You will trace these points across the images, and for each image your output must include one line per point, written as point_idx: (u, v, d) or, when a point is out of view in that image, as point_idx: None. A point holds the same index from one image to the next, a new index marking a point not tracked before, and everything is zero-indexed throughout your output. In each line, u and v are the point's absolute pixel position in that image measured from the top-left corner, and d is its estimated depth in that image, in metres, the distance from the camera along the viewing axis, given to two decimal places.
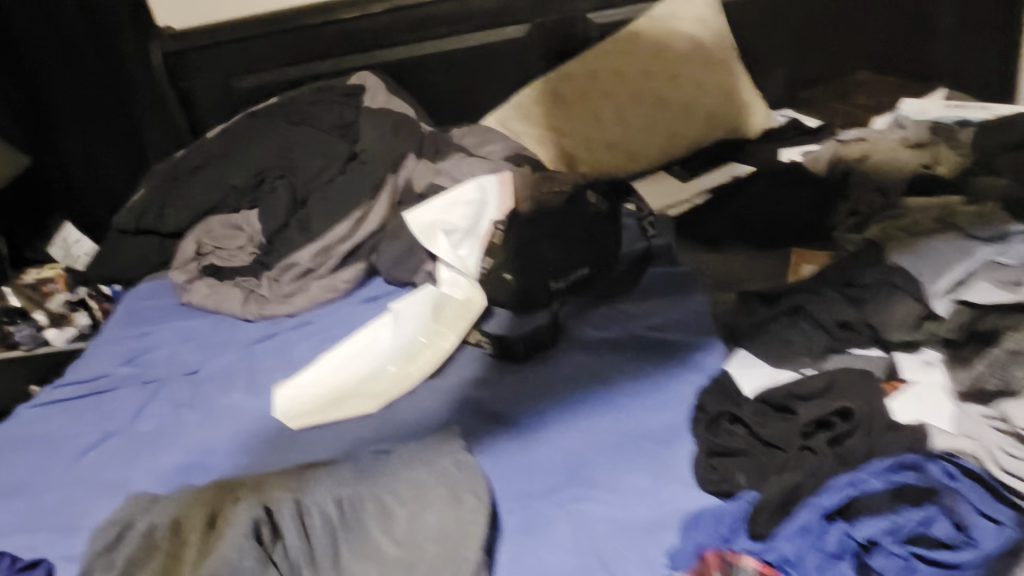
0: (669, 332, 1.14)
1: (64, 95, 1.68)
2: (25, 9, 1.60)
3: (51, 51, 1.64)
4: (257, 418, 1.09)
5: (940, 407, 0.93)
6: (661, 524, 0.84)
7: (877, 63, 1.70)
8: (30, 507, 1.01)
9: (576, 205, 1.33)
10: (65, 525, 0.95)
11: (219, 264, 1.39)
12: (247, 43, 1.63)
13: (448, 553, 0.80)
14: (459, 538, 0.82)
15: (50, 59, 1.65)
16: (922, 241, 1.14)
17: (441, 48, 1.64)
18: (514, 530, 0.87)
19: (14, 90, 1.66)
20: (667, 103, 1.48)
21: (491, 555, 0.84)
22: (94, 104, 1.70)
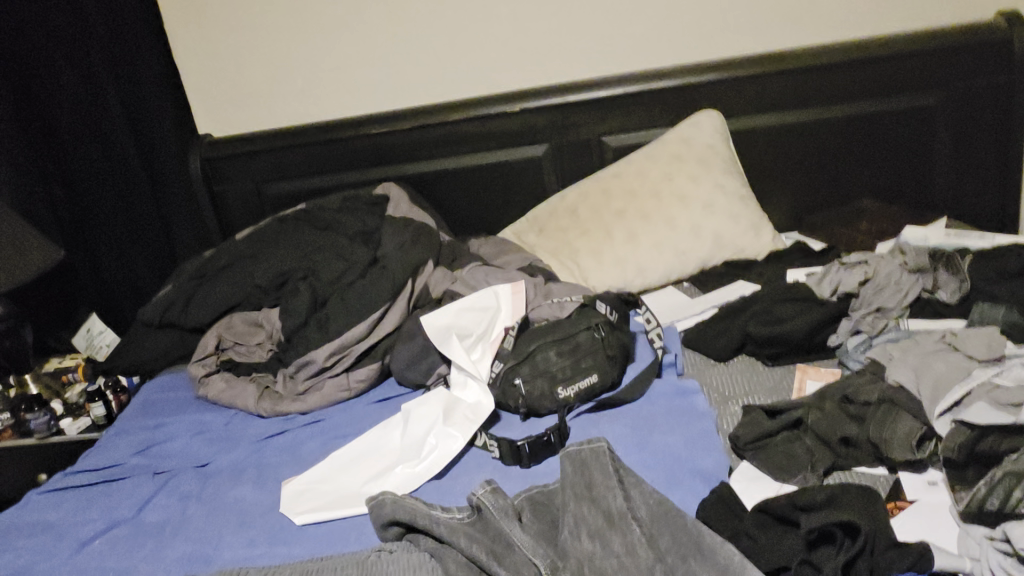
0: (672, 427, 1.14)
1: (92, 171, 1.79)
2: (71, 83, 1.73)
3: (85, 130, 1.77)
4: (262, 509, 1.16)
5: (944, 526, 0.89)
6: None
7: (878, 191, 1.84)
8: None
9: (586, 313, 1.37)
10: None
11: (237, 359, 1.54)
12: (280, 154, 1.91)
13: None
14: None
15: (82, 138, 1.77)
16: (922, 357, 1.11)
17: (461, 164, 1.87)
18: None
19: (48, 160, 1.73)
20: (674, 223, 1.66)
21: None
22: (122, 185, 1.84)
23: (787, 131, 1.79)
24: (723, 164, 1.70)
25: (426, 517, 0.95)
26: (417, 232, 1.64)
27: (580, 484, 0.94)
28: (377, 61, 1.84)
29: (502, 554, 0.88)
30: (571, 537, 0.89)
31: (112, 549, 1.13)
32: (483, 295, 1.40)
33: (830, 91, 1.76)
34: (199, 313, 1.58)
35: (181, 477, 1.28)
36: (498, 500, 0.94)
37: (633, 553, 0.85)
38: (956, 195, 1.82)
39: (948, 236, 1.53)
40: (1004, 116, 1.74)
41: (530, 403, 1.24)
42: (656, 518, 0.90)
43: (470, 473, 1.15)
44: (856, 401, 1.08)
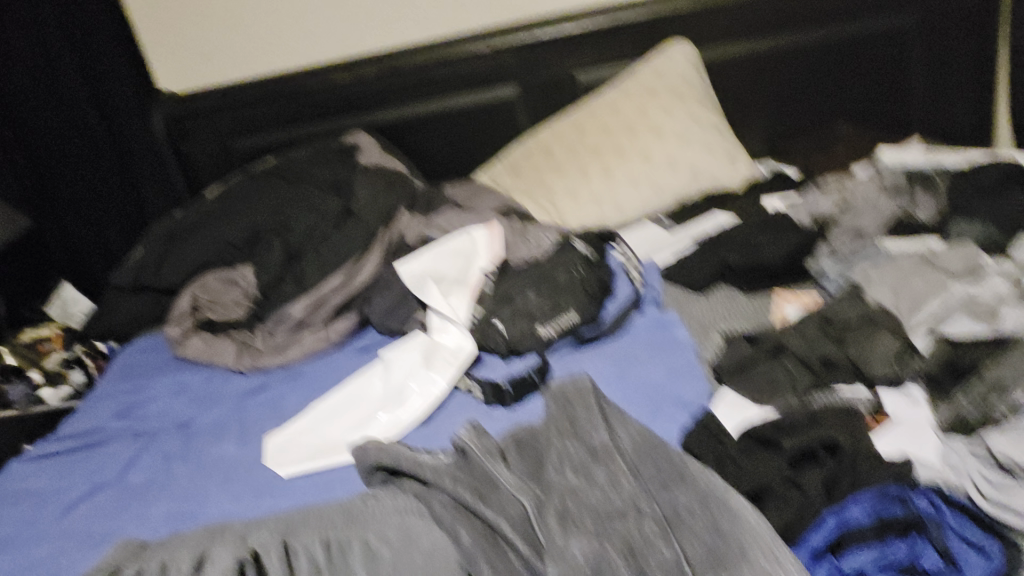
0: (654, 359, 1.14)
1: (53, 139, 1.75)
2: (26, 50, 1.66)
3: (43, 98, 1.71)
4: (247, 465, 1.16)
5: (925, 441, 0.88)
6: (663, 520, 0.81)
7: (853, 114, 1.82)
8: (17, 561, 1.06)
9: (563, 252, 1.36)
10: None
11: (215, 319, 1.50)
12: (245, 107, 1.86)
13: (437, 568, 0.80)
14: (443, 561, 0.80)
15: (40, 105, 1.71)
16: (900, 277, 1.11)
17: (431, 108, 1.83)
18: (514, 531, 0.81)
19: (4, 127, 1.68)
20: (650, 157, 1.64)
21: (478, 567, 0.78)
22: (87, 152, 1.79)
23: (760, 59, 1.76)
24: (697, 97, 1.69)
25: (410, 460, 0.94)
26: (389, 179, 1.61)
27: (562, 421, 0.94)
28: (338, 8, 1.79)
29: (487, 493, 0.87)
30: (554, 472, 0.87)
31: (97, 512, 1.12)
32: (459, 240, 1.40)
33: (803, 16, 1.72)
34: (171, 275, 1.55)
35: (164, 437, 1.27)
36: (482, 441, 0.94)
37: (617, 484, 0.84)
38: (932, 115, 1.81)
39: (924, 156, 1.52)
40: (978, 34, 1.72)
41: (511, 343, 1.23)
42: (640, 449, 0.89)
43: (453, 416, 1.15)
44: (835, 323, 1.08)
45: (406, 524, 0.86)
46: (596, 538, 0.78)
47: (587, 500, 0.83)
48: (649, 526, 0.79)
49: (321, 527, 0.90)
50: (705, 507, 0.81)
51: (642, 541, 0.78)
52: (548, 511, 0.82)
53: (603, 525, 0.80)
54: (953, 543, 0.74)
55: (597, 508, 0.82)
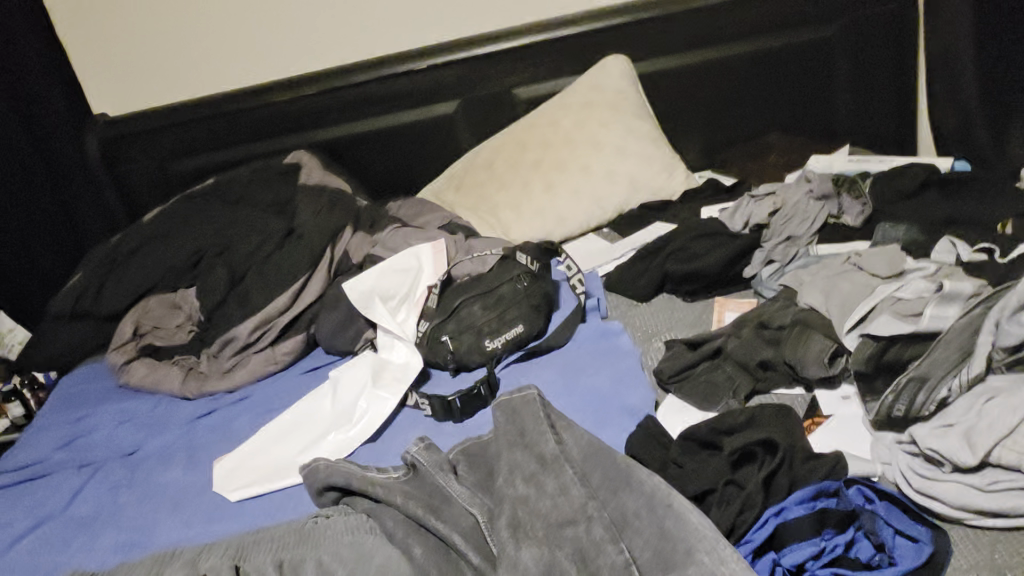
0: (598, 367, 1.17)
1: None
2: None
3: None
4: (196, 490, 1.15)
5: (858, 438, 0.93)
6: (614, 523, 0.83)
7: (784, 123, 1.89)
8: None
9: (506, 265, 1.37)
10: None
11: (159, 343, 1.49)
12: (183, 128, 1.84)
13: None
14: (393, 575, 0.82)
15: None
16: (830, 279, 1.16)
17: (374, 126, 1.84)
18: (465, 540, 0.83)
19: None
20: (590, 169, 1.67)
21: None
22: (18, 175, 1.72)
23: (692, 72, 1.81)
24: (634, 109, 1.71)
25: (361, 478, 0.94)
26: (332, 198, 1.62)
27: (512, 432, 0.95)
28: (276, 31, 1.78)
29: (440, 507, 0.89)
30: (505, 483, 0.88)
31: (41, 546, 1.10)
32: (403, 257, 1.38)
33: (732, 29, 1.78)
34: (112, 300, 1.53)
35: (110, 467, 1.25)
36: (432, 455, 0.95)
37: (567, 491, 0.85)
38: (858, 122, 1.88)
39: (851, 162, 1.59)
40: (897, 43, 1.79)
41: (459, 357, 1.24)
42: (587, 456, 0.91)
43: (403, 433, 1.16)
44: (770, 327, 1.11)
45: (358, 541, 0.87)
46: (547, 546, 0.80)
47: (538, 510, 0.84)
48: (598, 532, 0.80)
49: (272, 548, 0.90)
50: (651, 511, 0.83)
51: (593, 548, 0.79)
52: (500, 521, 0.84)
53: (554, 534, 0.81)
54: (886, 535, 0.78)
55: (548, 517, 0.83)
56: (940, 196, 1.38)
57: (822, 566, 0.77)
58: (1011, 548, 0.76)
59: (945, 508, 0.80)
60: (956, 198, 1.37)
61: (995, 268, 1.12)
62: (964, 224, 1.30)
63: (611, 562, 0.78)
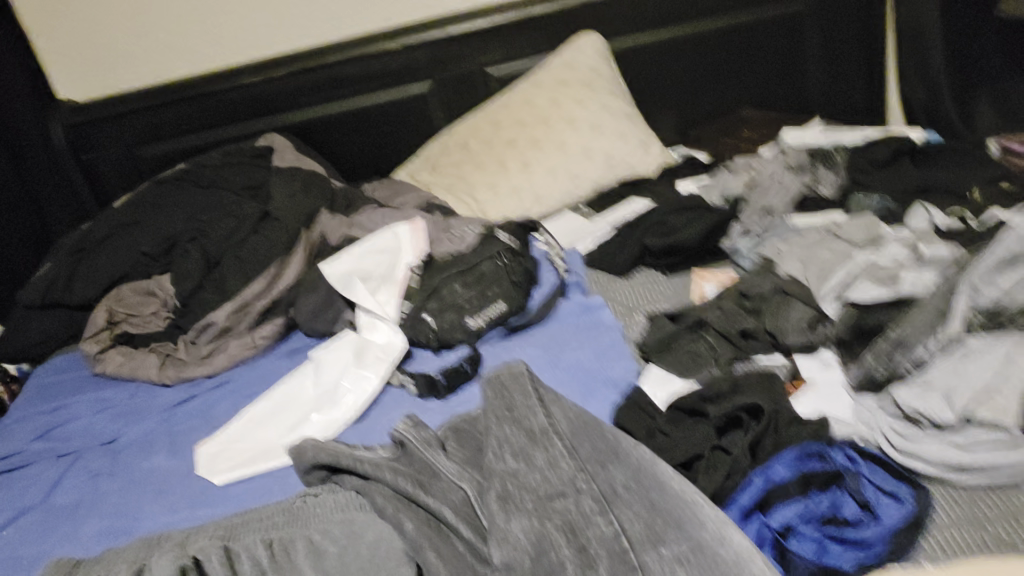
0: (582, 341, 1.17)
1: None
2: None
3: None
4: (179, 476, 1.14)
5: (840, 400, 0.93)
6: (603, 498, 0.82)
7: (757, 98, 1.90)
8: None
9: (488, 243, 1.37)
10: None
11: (133, 331, 1.47)
12: (150, 113, 1.81)
13: (371, 557, 0.82)
14: (384, 553, 0.82)
15: None
16: (808, 248, 1.17)
17: (346, 107, 1.82)
18: (455, 516, 0.83)
19: None
20: (567, 148, 1.67)
21: (422, 554, 0.80)
22: None
23: (666, 47, 1.81)
24: (608, 86, 1.72)
25: (350, 457, 0.93)
26: (307, 181, 1.60)
27: (500, 407, 0.94)
28: (249, 15, 1.75)
29: (428, 482, 0.88)
30: (494, 458, 0.87)
31: (23, 537, 1.08)
32: (382, 237, 1.38)
33: (705, 4, 1.78)
34: (84, 289, 1.49)
35: (89, 456, 1.23)
36: (421, 433, 0.95)
37: (556, 466, 0.85)
38: (829, 96, 1.90)
39: (824, 134, 1.61)
40: (867, 18, 1.81)
41: (441, 336, 1.25)
42: (576, 431, 0.91)
43: (389, 411, 1.16)
44: (751, 297, 1.13)
45: (348, 519, 0.87)
46: (538, 517, 0.79)
47: (527, 484, 0.83)
48: (587, 504, 0.80)
49: (261, 528, 0.89)
50: (639, 483, 0.83)
51: (582, 520, 0.79)
52: (489, 495, 0.83)
53: (543, 506, 0.81)
54: (868, 491, 0.80)
55: (537, 490, 0.83)
56: (913, 165, 1.40)
57: (809, 525, 0.78)
58: (992, 502, 0.79)
59: (925, 467, 0.82)
60: (929, 168, 1.39)
61: (968, 234, 1.14)
62: (935, 194, 1.33)
63: (601, 533, 0.77)
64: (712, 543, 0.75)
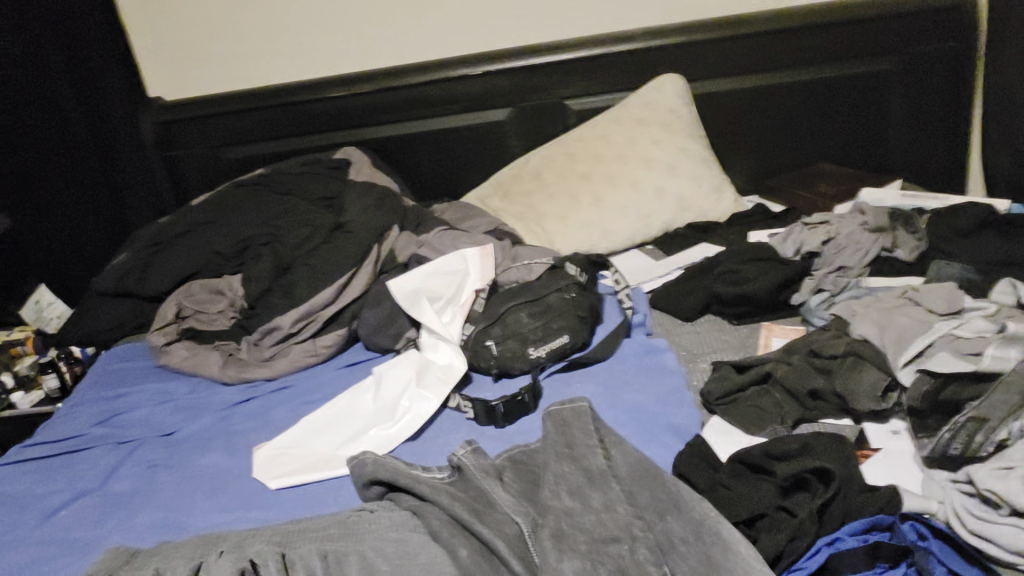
0: (644, 384, 1.16)
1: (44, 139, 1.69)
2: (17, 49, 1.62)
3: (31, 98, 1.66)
4: (234, 475, 1.16)
5: (908, 471, 0.93)
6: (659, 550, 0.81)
7: (835, 154, 1.88)
8: None
9: (556, 274, 1.38)
10: None
11: (198, 327, 1.50)
12: (235, 118, 1.86)
13: None
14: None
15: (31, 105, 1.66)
16: (886, 313, 1.15)
17: (424, 128, 1.85)
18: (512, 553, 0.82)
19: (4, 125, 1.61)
20: (639, 186, 1.67)
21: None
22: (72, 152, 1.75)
23: (747, 95, 1.81)
24: (687, 128, 1.72)
25: (408, 476, 0.95)
26: (382, 196, 1.63)
27: (560, 443, 0.94)
28: (321, 19, 1.79)
29: (483, 510, 0.89)
30: (550, 495, 0.88)
31: (78, 520, 1.11)
32: (451, 259, 1.40)
33: (790, 56, 1.78)
34: (156, 282, 1.53)
35: (147, 447, 1.26)
36: (479, 460, 0.96)
37: (612, 509, 0.85)
38: (910, 157, 1.87)
39: (904, 197, 1.58)
40: (953, 82, 1.78)
41: (502, 363, 1.25)
42: (635, 476, 0.90)
43: (445, 434, 1.16)
44: (821, 356, 1.11)
45: (403, 538, 0.87)
46: (590, 560, 0.79)
47: (581, 525, 0.83)
48: (642, 553, 0.80)
49: (316, 538, 0.90)
50: (697, 536, 0.81)
51: (635, 567, 0.79)
52: (543, 532, 0.83)
53: (598, 549, 0.81)
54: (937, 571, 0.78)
55: (592, 532, 0.82)
56: (997, 237, 1.36)
57: None
58: None
59: (998, 551, 0.80)
60: (1014, 242, 1.35)
61: None
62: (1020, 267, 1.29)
63: None
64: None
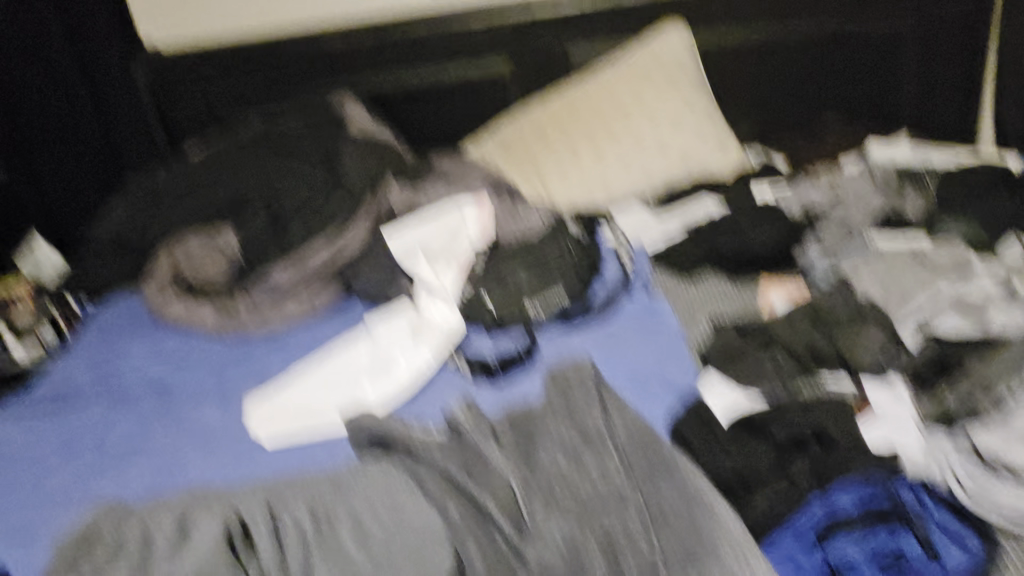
0: (642, 345, 1.15)
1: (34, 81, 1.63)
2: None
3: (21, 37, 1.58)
4: (230, 431, 1.15)
5: (910, 430, 0.90)
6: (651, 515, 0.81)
7: (844, 107, 1.83)
8: None
9: (557, 232, 1.38)
10: (29, 540, 1.00)
11: (194, 282, 1.44)
12: (231, 66, 1.82)
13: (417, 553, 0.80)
14: (427, 545, 0.80)
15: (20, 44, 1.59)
16: (893, 277, 1.15)
17: (423, 78, 1.81)
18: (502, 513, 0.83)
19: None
20: (642, 140, 1.64)
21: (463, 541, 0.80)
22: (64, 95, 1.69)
23: (756, 44, 1.76)
24: (690, 81, 1.69)
25: (408, 436, 0.96)
26: (379, 148, 1.60)
27: (562, 410, 0.96)
28: None
29: (477, 468, 0.88)
30: (547, 458, 0.88)
31: (73, 476, 1.10)
32: (451, 215, 1.39)
33: (800, 5, 1.72)
34: (152, 234, 1.52)
35: (142, 402, 1.25)
36: (479, 423, 0.96)
37: (608, 478, 0.85)
38: (919, 111, 1.83)
39: (913, 154, 1.55)
40: (967, 39, 1.74)
41: (500, 320, 1.24)
42: (634, 443, 0.90)
43: (442, 391, 1.15)
44: (822, 315, 1.10)
45: (396, 493, 0.87)
46: (580, 527, 0.80)
47: (575, 490, 0.84)
48: (632, 522, 0.80)
49: (311, 494, 0.90)
50: (688, 505, 0.81)
51: (624, 535, 0.79)
52: (535, 494, 0.84)
53: (588, 515, 0.81)
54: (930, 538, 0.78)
55: (585, 500, 0.83)
56: (1006, 194, 1.34)
57: (870, 557, 0.76)
58: None
59: (997, 514, 0.80)
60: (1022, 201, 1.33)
61: None
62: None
63: (641, 549, 0.77)
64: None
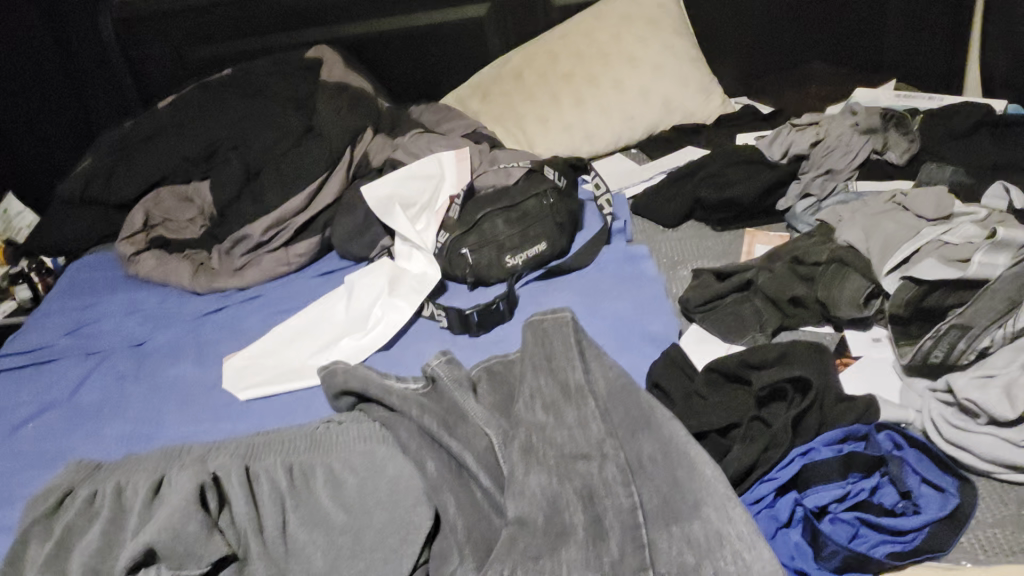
0: (623, 293, 1.13)
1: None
2: None
3: None
4: (205, 387, 1.13)
5: (889, 380, 0.93)
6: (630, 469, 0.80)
7: (830, 53, 1.80)
8: None
9: (535, 178, 1.33)
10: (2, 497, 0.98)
11: (169, 235, 1.47)
12: (200, 12, 1.74)
13: (396, 517, 0.80)
14: (406, 508, 0.80)
15: None
16: (874, 220, 1.11)
17: (399, 24, 1.76)
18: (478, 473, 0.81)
19: None
20: (623, 86, 1.60)
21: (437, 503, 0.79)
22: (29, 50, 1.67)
23: None
24: (673, 24, 1.64)
25: (378, 387, 0.92)
26: (354, 97, 1.55)
27: (539, 355, 0.90)
28: None
29: (455, 423, 0.86)
30: (524, 408, 0.85)
31: (46, 433, 1.09)
32: (426, 162, 1.35)
33: None
34: (122, 188, 1.48)
35: (116, 358, 1.23)
36: (453, 371, 0.92)
37: (586, 426, 0.82)
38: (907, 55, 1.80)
39: (898, 98, 1.52)
40: None
41: (478, 272, 1.22)
42: (613, 392, 0.87)
43: (419, 342, 1.14)
44: (805, 262, 1.08)
45: (370, 452, 0.86)
46: (558, 478, 0.78)
47: (553, 439, 0.82)
48: (611, 471, 0.78)
49: (282, 450, 0.89)
50: (666, 456, 0.80)
51: (603, 487, 0.77)
52: (512, 445, 0.82)
53: (566, 466, 0.79)
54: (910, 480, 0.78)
55: (562, 448, 0.81)
56: (992, 138, 1.31)
57: (845, 508, 0.77)
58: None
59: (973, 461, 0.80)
60: (1009, 144, 1.30)
61: None
62: (1014, 171, 1.24)
63: (619, 502, 0.76)
64: (728, 536, 0.72)
